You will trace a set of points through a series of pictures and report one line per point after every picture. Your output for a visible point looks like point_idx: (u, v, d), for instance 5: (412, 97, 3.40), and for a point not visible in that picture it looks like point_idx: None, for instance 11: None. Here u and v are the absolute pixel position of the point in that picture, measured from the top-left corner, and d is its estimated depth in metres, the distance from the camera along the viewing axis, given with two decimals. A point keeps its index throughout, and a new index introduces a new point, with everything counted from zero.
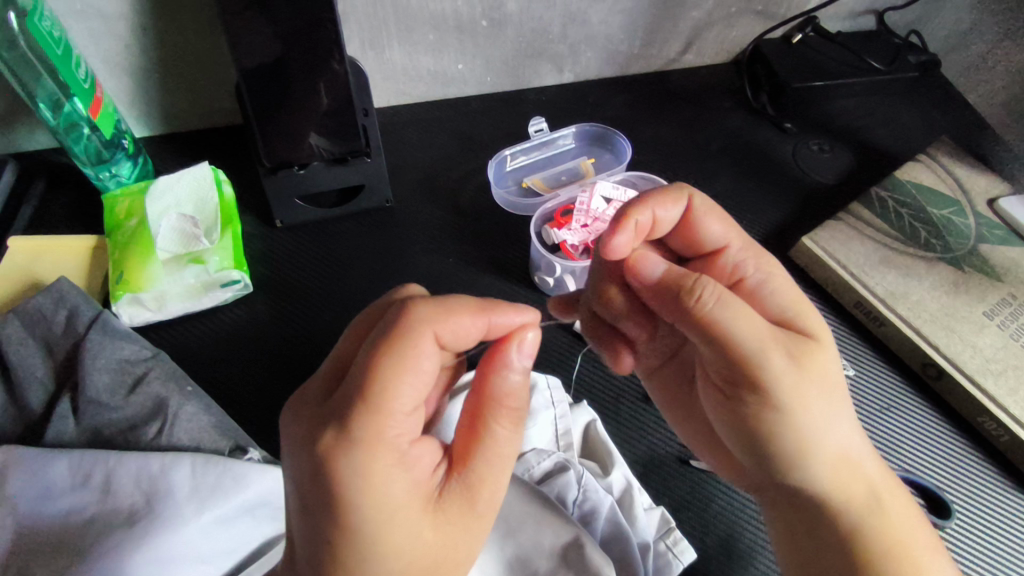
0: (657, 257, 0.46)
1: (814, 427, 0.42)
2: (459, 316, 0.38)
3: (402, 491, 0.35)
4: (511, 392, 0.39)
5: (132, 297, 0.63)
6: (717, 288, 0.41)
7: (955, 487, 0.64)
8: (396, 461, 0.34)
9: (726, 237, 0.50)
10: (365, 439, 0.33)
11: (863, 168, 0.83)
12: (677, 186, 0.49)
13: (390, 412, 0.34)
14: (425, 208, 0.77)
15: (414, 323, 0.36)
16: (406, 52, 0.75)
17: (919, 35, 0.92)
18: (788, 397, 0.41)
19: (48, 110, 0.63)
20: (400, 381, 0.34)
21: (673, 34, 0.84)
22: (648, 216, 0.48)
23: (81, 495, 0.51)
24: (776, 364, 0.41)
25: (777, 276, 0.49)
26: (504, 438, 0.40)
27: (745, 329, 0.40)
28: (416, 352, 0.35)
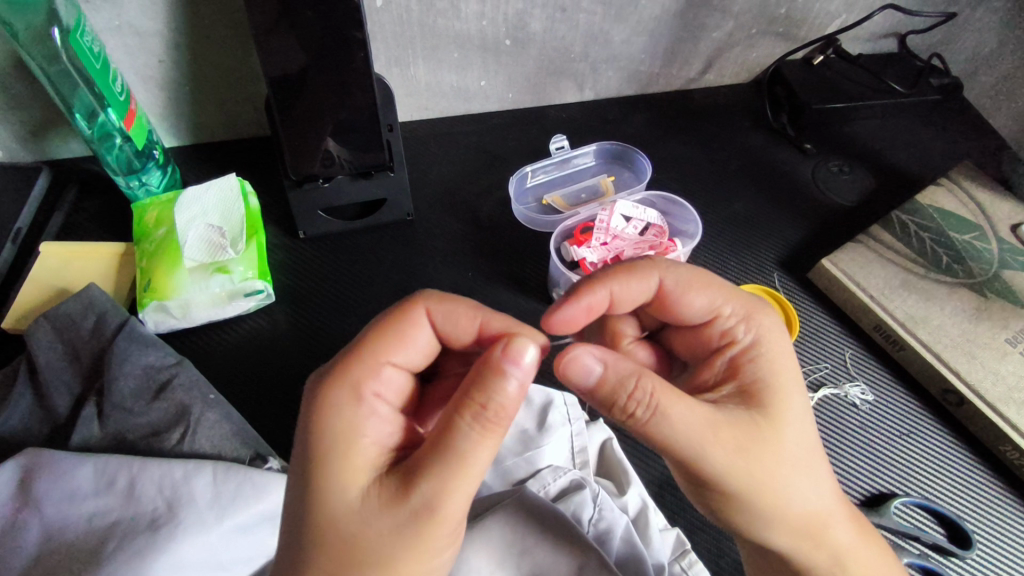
0: (588, 358, 0.43)
1: (763, 507, 0.44)
2: (456, 303, 0.45)
3: (342, 429, 0.38)
4: (484, 385, 0.38)
5: (159, 305, 0.64)
6: (652, 396, 0.41)
7: (975, 516, 0.63)
8: (352, 400, 0.39)
9: (710, 308, 0.49)
10: (337, 373, 0.40)
11: (883, 191, 0.83)
12: (643, 267, 0.49)
13: (366, 360, 0.41)
14: (446, 222, 0.78)
15: (409, 300, 0.45)
16: (430, 69, 0.77)
17: (942, 57, 0.91)
18: (729, 481, 0.43)
19: (84, 120, 0.64)
20: (391, 342, 0.43)
21: (693, 54, 0.85)
22: (602, 294, 0.49)
23: (104, 499, 0.52)
24: (714, 458, 0.42)
25: (769, 346, 0.47)
26: (468, 438, 0.37)
27: (680, 431, 0.41)
28: (404, 316, 0.44)
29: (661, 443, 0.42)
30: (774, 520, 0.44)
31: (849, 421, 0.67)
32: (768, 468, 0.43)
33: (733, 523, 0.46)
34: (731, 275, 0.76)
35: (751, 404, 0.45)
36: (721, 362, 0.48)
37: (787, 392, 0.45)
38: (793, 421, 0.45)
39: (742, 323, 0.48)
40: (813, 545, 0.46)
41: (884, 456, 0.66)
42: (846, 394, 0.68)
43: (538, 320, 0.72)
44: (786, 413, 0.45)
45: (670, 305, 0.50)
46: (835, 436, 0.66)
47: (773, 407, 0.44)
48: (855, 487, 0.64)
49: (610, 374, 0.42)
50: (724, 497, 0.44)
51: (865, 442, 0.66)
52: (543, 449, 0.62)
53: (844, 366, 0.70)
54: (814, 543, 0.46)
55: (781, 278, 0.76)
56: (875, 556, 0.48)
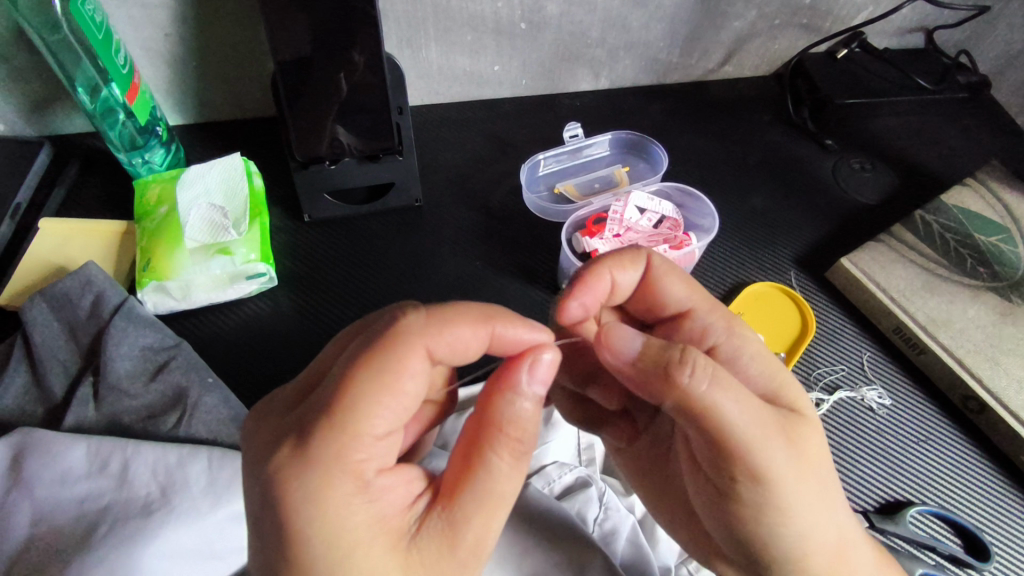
0: (630, 330, 0.43)
1: (802, 521, 0.41)
2: (454, 327, 0.37)
3: (361, 524, 0.33)
4: (514, 419, 0.36)
5: (158, 285, 0.63)
6: (708, 364, 0.39)
7: (995, 528, 0.61)
8: (357, 489, 0.33)
9: (688, 298, 0.49)
10: (326, 461, 0.32)
11: (906, 190, 0.80)
12: (631, 251, 0.49)
13: (356, 438, 0.32)
14: (454, 210, 0.76)
15: (391, 338, 0.34)
16: (443, 52, 0.75)
17: (969, 55, 0.88)
18: (783, 487, 0.40)
19: (86, 94, 0.63)
20: (379, 401, 0.33)
21: (713, 44, 0.82)
22: (606, 280, 0.47)
23: (98, 483, 0.51)
24: (771, 445, 0.39)
25: (750, 338, 0.47)
26: (505, 473, 0.36)
27: (737, 409, 0.38)
28: (397, 366, 0.34)
29: (713, 416, 0.38)
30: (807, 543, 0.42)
31: (865, 427, 0.65)
32: (810, 463, 0.41)
33: (761, 541, 0.43)
34: (747, 272, 0.74)
35: (777, 405, 0.44)
36: (710, 358, 0.47)
37: (796, 390, 0.45)
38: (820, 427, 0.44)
39: (723, 322, 0.48)
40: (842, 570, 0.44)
41: (900, 463, 0.63)
42: (862, 397, 0.66)
43: (547, 312, 0.70)
44: (810, 412, 0.44)
45: (652, 290, 0.50)
46: (849, 442, 0.64)
47: (801, 407, 0.44)
48: (868, 494, 0.62)
49: (653, 346, 0.41)
50: (766, 503, 0.41)
51: (881, 448, 0.64)
52: (549, 445, 0.60)
53: (861, 369, 0.68)
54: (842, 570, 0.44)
55: (798, 277, 0.74)
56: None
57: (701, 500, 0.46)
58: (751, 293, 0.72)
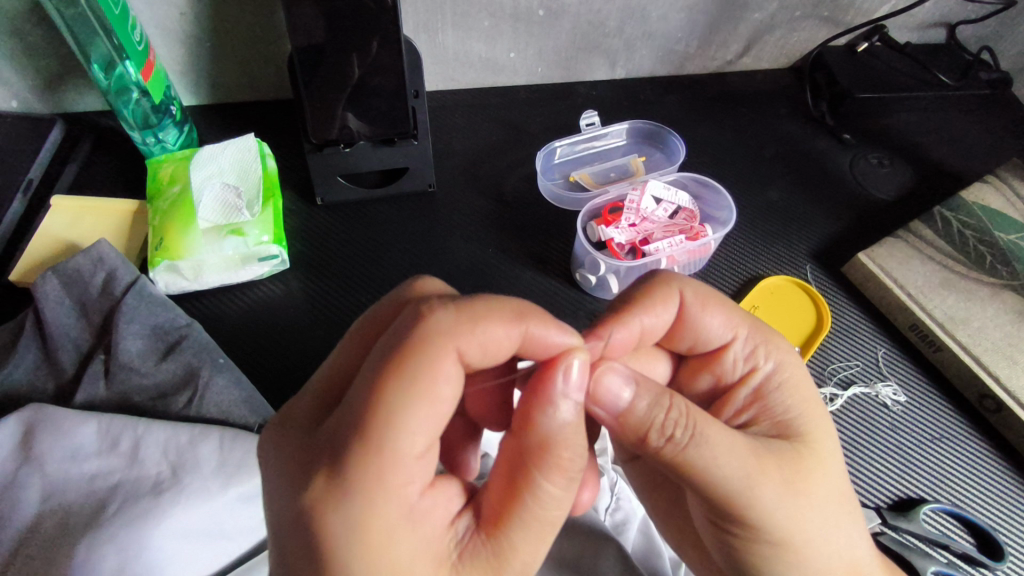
0: (615, 377, 0.39)
1: (805, 552, 0.41)
2: (487, 327, 0.36)
3: (410, 554, 0.33)
4: (557, 434, 0.35)
5: (170, 265, 0.62)
6: (688, 424, 0.38)
7: (1009, 528, 0.60)
8: (402, 515, 0.32)
9: (728, 331, 0.47)
10: (368, 488, 0.31)
11: (923, 187, 0.79)
12: (662, 289, 0.46)
13: (394, 458, 0.31)
14: (468, 196, 0.75)
15: (421, 348, 0.33)
16: (459, 37, 0.74)
17: (992, 52, 0.87)
18: (778, 525, 0.40)
19: (102, 71, 0.63)
20: (415, 419, 0.32)
21: (732, 35, 0.81)
22: (634, 329, 0.44)
23: (108, 460, 0.50)
24: (763, 492, 0.39)
25: (790, 364, 0.47)
26: (555, 496, 0.36)
27: (723, 464, 0.38)
28: (432, 375, 0.33)
29: (696, 473, 0.38)
30: (816, 568, 0.41)
31: (879, 423, 0.65)
32: (811, 499, 0.40)
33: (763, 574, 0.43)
34: (762, 266, 0.73)
35: (788, 441, 0.43)
36: (743, 392, 0.46)
37: (817, 420, 0.44)
38: (829, 457, 0.43)
39: (758, 348, 0.47)
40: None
41: (914, 460, 0.63)
42: (877, 393, 0.66)
43: (560, 301, 0.70)
44: (822, 442, 0.43)
45: (686, 324, 0.47)
46: (862, 439, 0.64)
47: (814, 440, 0.43)
48: (881, 490, 0.61)
49: (638, 404, 0.39)
50: (767, 542, 0.41)
51: (895, 444, 0.63)
52: None
53: (876, 366, 0.67)
54: None
55: (814, 271, 0.73)
56: None
57: (702, 527, 0.45)
58: (766, 286, 0.71)
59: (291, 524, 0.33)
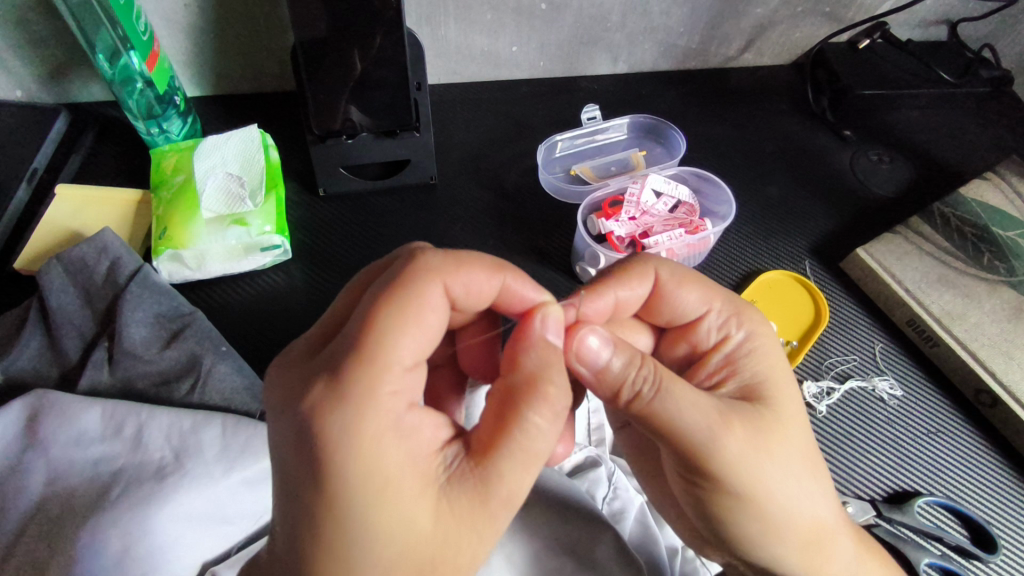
0: (595, 342, 0.41)
1: (774, 510, 0.42)
2: (471, 272, 0.39)
3: (398, 465, 0.32)
4: (539, 373, 0.37)
5: (174, 254, 0.63)
6: (657, 379, 0.40)
7: (1003, 522, 0.61)
8: (391, 424, 0.32)
9: (702, 305, 0.48)
10: (359, 394, 0.32)
11: (923, 183, 0.80)
12: (638, 265, 0.47)
13: (388, 371, 0.33)
14: (469, 188, 0.76)
15: (412, 278, 0.36)
16: (462, 31, 0.74)
17: (992, 50, 0.87)
18: (743, 474, 0.40)
19: (106, 61, 0.63)
20: (402, 332, 0.34)
21: (734, 31, 0.81)
22: (609, 300, 0.46)
23: (111, 445, 0.51)
24: (728, 444, 0.40)
25: (762, 335, 0.47)
26: (541, 430, 0.36)
27: (687, 416, 0.40)
28: (421, 304, 0.35)
29: (662, 426, 0.40)
30: (789, 529, 0.42)
31: (876, 416, 0.65)
32: (776, 451, 0.41)
33: (729, 525, 0.43)
34: (761, 260, 0.74)
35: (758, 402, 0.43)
36: (715, 358, 0.47)
37: (784, 385, 0.45)
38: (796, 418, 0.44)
39: (731, 319, 0.48)
40: (823, 562, 0.44)
41: (910, 453, 0.63)
42: (873, 387, 0.66)
43: (560, 293, 0.70)
44: (789, 405, 0.44)
45: (662, 301, 0.48)
46: (859, 431, 0.64)
47: (779, 403, 0.44)
48: (876, 483, 0.62)
49: (613, 366, 0.41)
50: (729, 494, 0.41)
51: (892, 438, 0.64)
52: None
53: (873, 360, 0.68)
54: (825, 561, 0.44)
55: (813, 267, 0.74)
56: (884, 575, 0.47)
57: (678, 489, 0.46)
58: (764, 281, 0.72)
59: (291, 499, 0.33)
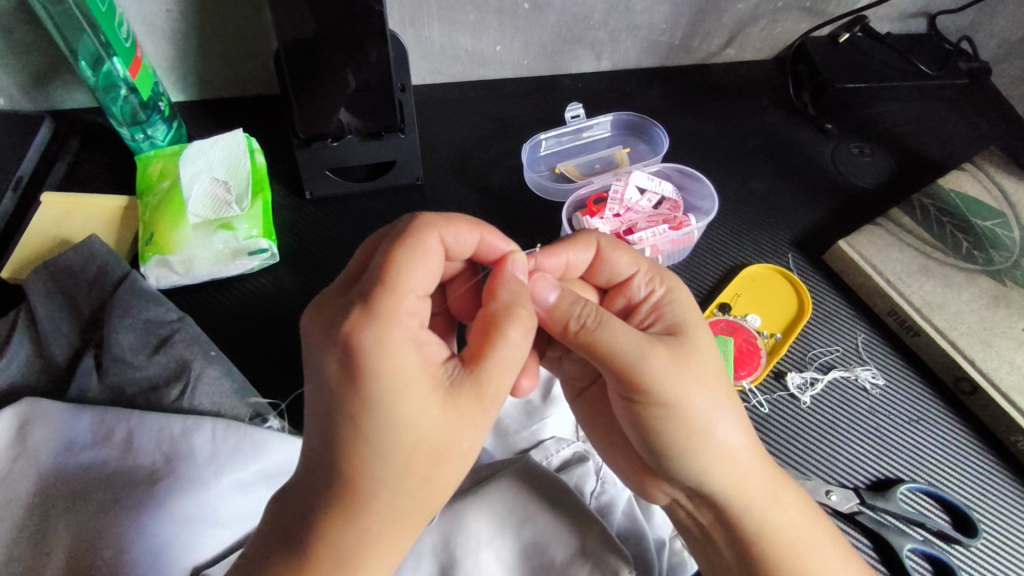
0: (550, 283, 0.46)
1: (705, 437, 0.45)
2: (461, 227, 0.43)
3: (416, 368, 0.36)
4: (512, 301, 0.42)
5: (161, 259, 0.63)
6: (597, 310, 0.44)
7: (982, 505, 0.62)
8: (412, 333, 0.37)
9: (633, 266, 0.51)
10: (388, 312, 0.36)
11: (903, 174, 0.81)
12: (582, 234, 0.52)
13: (403, 295, 0.37)
14: (454, 188, 0.76)
15: (418, 225, 0.41)
16: (446, 32, 0.74)
17: (971, 42, 0.88)
18: (674, 393, 0.44)
19: (89, 68, 0.63)
20: (414, 262, 0.38)
21: (716, 27, 0.82)
22: (560, 260, 0.51)
23: (101, 452, 0.51)
24: (658, 366, 0.43)
25: (683, 292, 0.50)
26: (517, 344, 0.40)
27: (623, 340, 0.43)
28: (424, 248, 0.40)
29: (601, 353, 0.44)
30: (729, 460, 0.45)
31: (858, 406, 0.66)
32: (701, 374, 0.45)
33: (674, 457, 0.46)
34: (745, 254, 0.75)
35: (681, 335, 0.47)
36: (645, 309, 0.50)
37: (704, 330, 0.48)
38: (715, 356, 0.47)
39: (657, 277, 0.51)
40: (772, 512, 0.45)
41: (892, 441, 0.65)
42: (856, 376, 0.67)
43: None
44: (708, 345, 0.47)
45: (602, 265, 0.52)
46: (841, 419, 0.65)
47: (700, 340, 0.47)
48: (859, 471, 0.63)
49: (562, 301, 0.45)
50: (660, 407, 0.44)
51: (874, 426, 0.65)
52: (547, 421, 0.62)
53: (856, 350, 0.69)
54: (775, 505, 0.46)
55: (796, 260, 0.75)
56: (827, 550, 0.45)
57: (624, 426, 0.48)
58: (748, 274, 0.72)
59: None
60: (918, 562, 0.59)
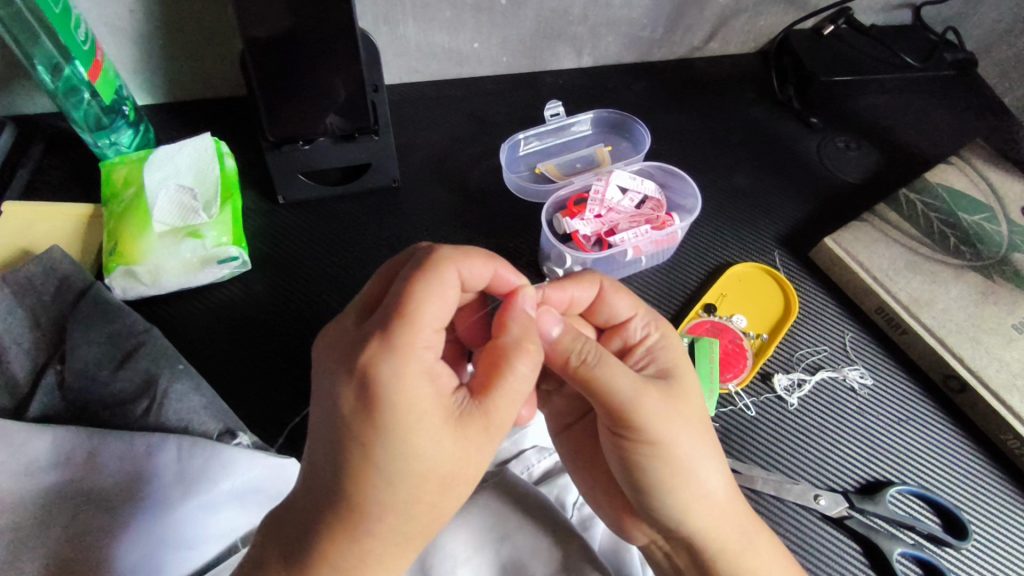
0: (552, 317, 0.44)
1: (686, 479, 0.44)
2: (475, 260, 0.41)
3: (429, 402, 0.35)
4: (522, 335, 0.40)
5: (126, 270, 0.61)
6: (598, 348, 0.43)
7: (973, 506, 0.61)
8: (429, 367, 0.35)
9: (631, 309, 0.51)
10: (407, 347, 0.34)
11: (890, 168, 0.79)
12: (585, 274, 0.50)
13: (421, 328, 0.35)
14: (432, 190, 0.75)
15: (436, 258, 0.38)
16: (421, 29, 0.72)
17: (957, 32, 0.87)
18: (662, 435, 0.43)
19: (47, 73, 0.60)
20: (432, 296, 0.36)
21: (698, 21, 0.80)
22: (563, 297, 0.49)
23: (62, 473, 0.49)
24: (650, 407, 0.43)
25: (675, 340, 0.50)
26: (524, 377, 0.39)
27: (621, 379, 0.42)
28: (442, 283, 0.37)
29: (597, 390, 0.42)
30: (708, 502, 0.45)
31: (847, 406, 0.65)
32: (688, 417, 0.45)
33: (656, 495, 0.45)
34: (730, 252, 0.73)
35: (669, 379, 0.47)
36: (638, 352, 0.50)
37: (692, 376, 0.48)
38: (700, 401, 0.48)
39: (654, 323, 0.51)
40: (743, 551, 0.46)
41: (882, 442, 0.63)
42: (844, 377, 0.66)
43: None
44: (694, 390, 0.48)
45: (600, 305, 0.51)
46: (830, 421, 0.64)
47: (688, 387, 0.47)
48: (849, 474, 0.62)
49: (565, 337, 0.43)
50: (652, 446, 0.43)
51: (863, 427, 0.64)
52: (528, 429, 0.59)
53: (844, 350, 0.68)
54: (746, 546, 0.46)
55: (782, 257, 0.73)
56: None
57: (609, 460, 0.47)
58: (733, 274, 0.71)
59: None
60: (907, 566, 0.58)
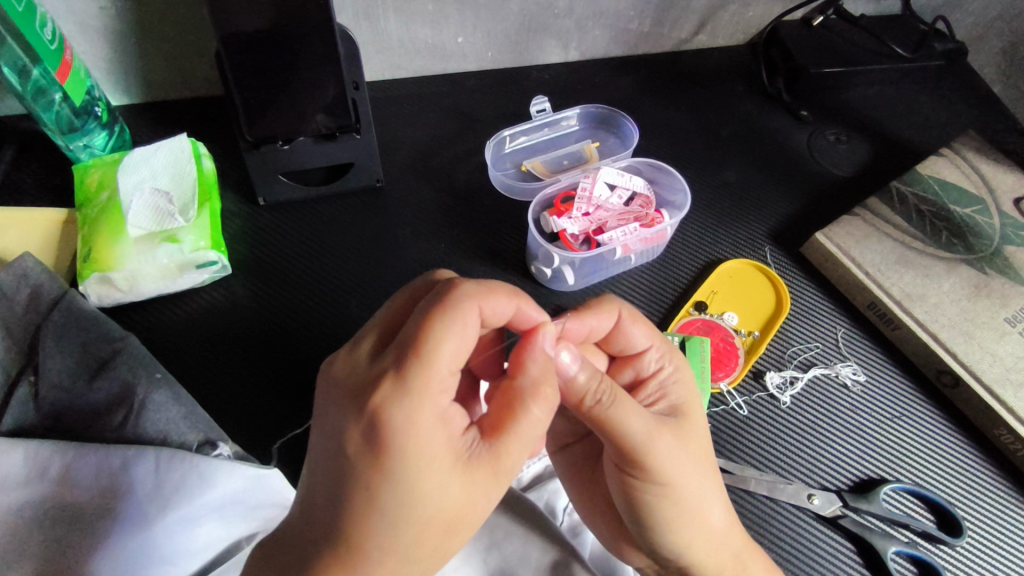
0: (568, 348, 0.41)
1: (692, 517, 0.44)
2: (499, 296, 0.38)
3: (441, 447, 0.34)
4: (539, 379, 0.38)
5: (101, 277, 0.59)
6: (614, 388, 0.41)
7: (967, 502, 0.60)
8: (442, 411, 0.34)
9: (648, 340, 0.49)
10: (422, 390, 0.33)
11: (880, 161, 0.79)
12: (606, 302, 0.47)
13: (436, 370, 0.34)
14: (417, 190, 0.73)
15: (456, 296, 0.36)
16: (403, 24, 0.70)
17: (946, 21, 0.85)
18: (672, 476, 0.43)
19: (14, 75, 0.58)
20: (450, 340, 0.34)
21: (685, 13, 0.79)
22: (584, 327, 0.46)
23: (36, 489, 0.48)
24: (662, 448, 0.42)
25: (687, 377, 0.50)
26: (538, 421, 0.37)
27: (634, 420, 0.41)
28: (463, 323, 0.35)
29: (609, 431, 0.41)
30: (711, 539, 0.45)
31: (840, 404, 0.64)
32: (696, 454, 0.45)
33: (660, 529, 0.44)
34: (720, 249, 0.72)
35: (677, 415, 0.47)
36: (650, 385, 0.49)
37: (701, 412, 0.48)
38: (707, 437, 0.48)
39: (669, 356, 0.49)
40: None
41: (874, 439, 0.63)
42: (836, 374, 0.65)
43: None
44: (702, 427, 0.47)
45: (618, 335, 0.49)
46: (824, 420, 0.63)
47: (698, 425, 0.47)
48: (842, 473, 0.61)
49: (582, 377, 0.40)
50: (657, 484, 0.43)
51: (856, 424, 0.63)
52: None
53: (836, 346, 0.67)
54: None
55: (774, 254, 0.72)
56: None
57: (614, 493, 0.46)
58: (724, 271, 0.70)
59: None
60: (901, 565, 0.57)
